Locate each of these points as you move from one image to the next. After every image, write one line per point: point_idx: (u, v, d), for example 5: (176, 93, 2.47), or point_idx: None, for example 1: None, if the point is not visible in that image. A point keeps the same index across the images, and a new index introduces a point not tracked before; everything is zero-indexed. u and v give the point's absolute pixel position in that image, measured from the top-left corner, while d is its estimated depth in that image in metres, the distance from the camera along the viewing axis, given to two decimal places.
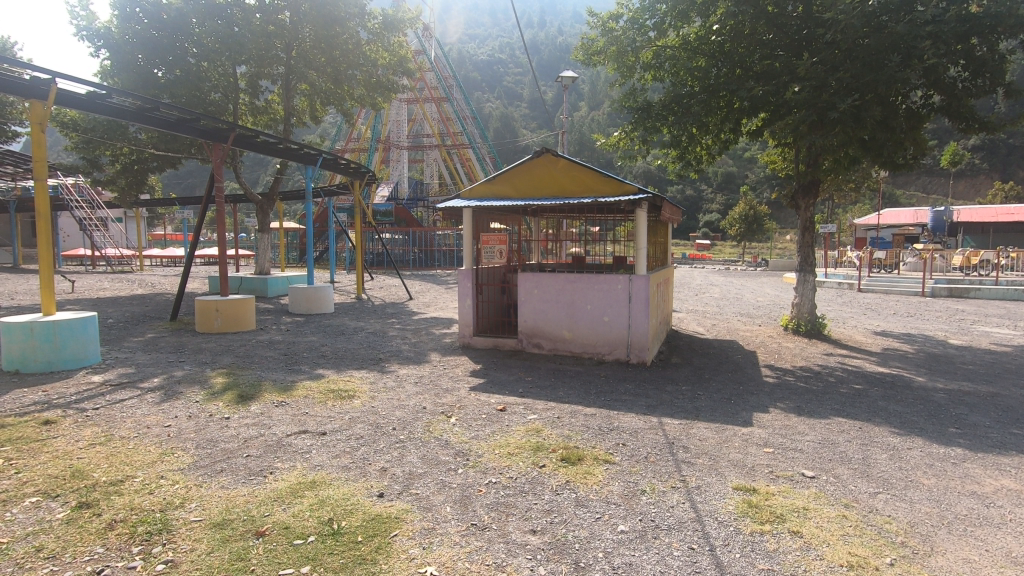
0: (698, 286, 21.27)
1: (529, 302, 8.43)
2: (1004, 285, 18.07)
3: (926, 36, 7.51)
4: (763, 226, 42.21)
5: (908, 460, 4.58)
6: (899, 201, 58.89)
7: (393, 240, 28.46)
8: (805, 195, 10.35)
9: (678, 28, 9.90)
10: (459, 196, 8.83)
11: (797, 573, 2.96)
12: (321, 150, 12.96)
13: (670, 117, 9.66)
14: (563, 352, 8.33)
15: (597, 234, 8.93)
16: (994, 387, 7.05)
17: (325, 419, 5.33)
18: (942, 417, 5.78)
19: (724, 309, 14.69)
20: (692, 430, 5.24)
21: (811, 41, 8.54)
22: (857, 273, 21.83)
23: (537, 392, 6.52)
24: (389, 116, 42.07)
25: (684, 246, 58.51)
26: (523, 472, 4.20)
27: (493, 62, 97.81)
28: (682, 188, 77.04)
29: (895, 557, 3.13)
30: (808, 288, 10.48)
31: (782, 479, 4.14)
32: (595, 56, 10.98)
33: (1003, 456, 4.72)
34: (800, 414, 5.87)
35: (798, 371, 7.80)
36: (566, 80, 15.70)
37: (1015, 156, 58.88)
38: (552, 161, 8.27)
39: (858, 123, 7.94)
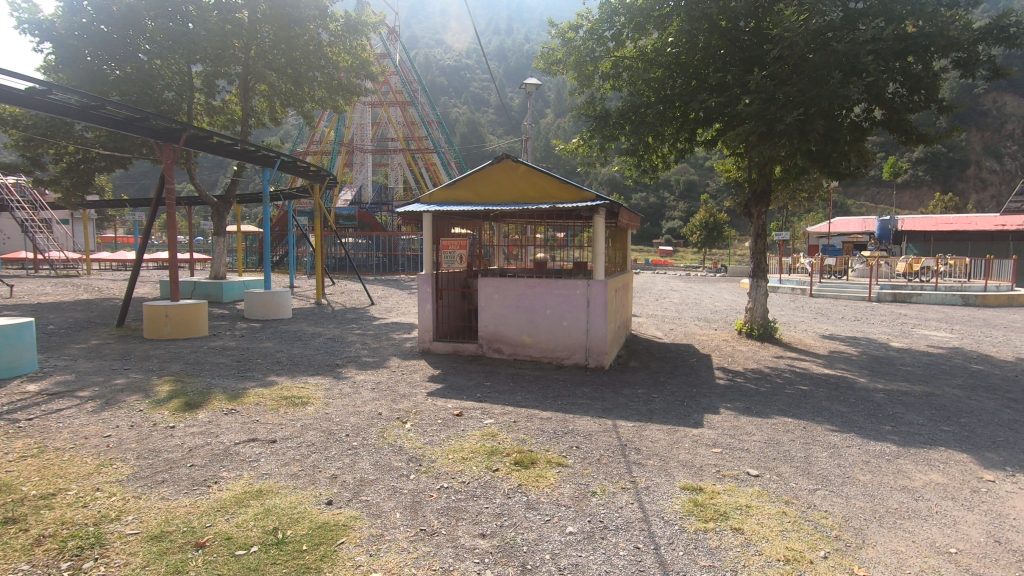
0: (659, 292, 21.68)
1: (489, 307, 8.46)
2: (943, 290, 19.04)
3: (866, 53, 7.83)
4: (724, 234, 43.28)
5: (846, 457, 4.79)
6: (850, 210, 61.26)
7: (356, 245, 28.19)
8: (757, 204, 10.69)
9: (636, 40, 10.13)
10: (420, 200, 8.82)
11: (736, 568, 3.06)
12: (279, 152, 12.61)
13: (627, 126, 9.97)
14: (523, 356, 8.38)
15: (562, 240, 8.90)
16: (929, 387, 7.42)
17: (275, 427, 5.20)
18: (880, 416, 6.06)
19: (682, 314, 15.01)
20: (644, 432, 5.34)
21: (761, 57, 8.92)
22: (809, 279, 22.63)
23: (495, 397, 6.52)
24: (352, 119, 41.50)
25: (649, 252, 59.63)
26: (476, 476, 4.20)
27: (459, 67, 97.88)
28: (645, 195, 78.34)
29: (829, 550, 3.26)
30: (761, 293, 10.83)
31: (728, 478, 4.26)
32: (555, 66, 11.04)
33: (933, 452, 4.98)
34: (748, 415, 6.06)
35: (748, 373, 8.05)
36: (531, 87, 15.69)
37: (955, 169, 62.14)
38: (513, 167, 8.34)
39: (804, 135, 8.26)
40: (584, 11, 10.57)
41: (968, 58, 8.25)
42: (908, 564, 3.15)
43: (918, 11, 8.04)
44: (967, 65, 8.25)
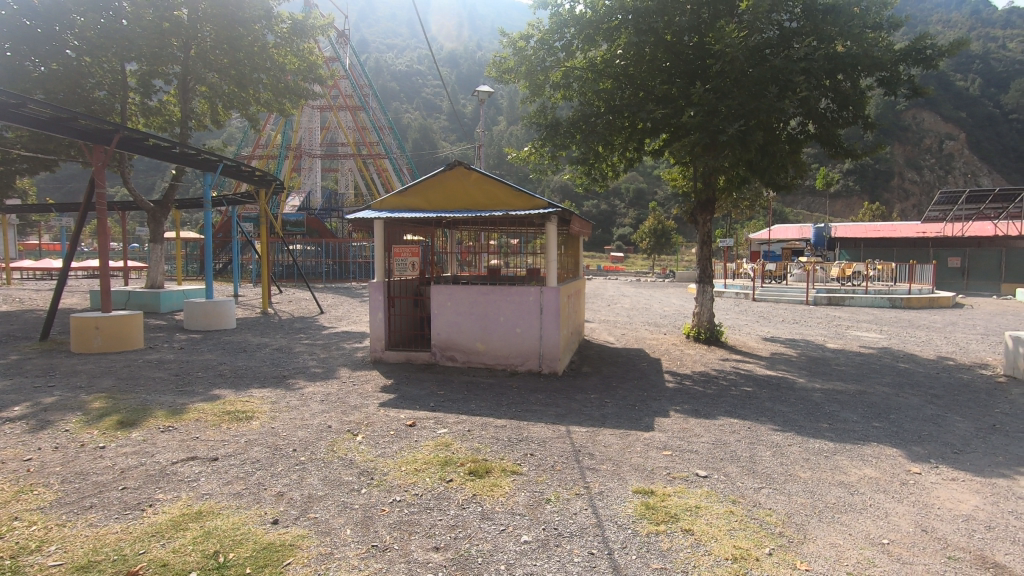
0: (610, 297, 22.08)
1: (441, 315, 8.37)
2: (872, 293, 20.24)
3: (799, 70, 8.27)
4: (671, 240, 44.63)
5: (788, 455, 4.99)
6: (788, 217, 64.43)
7: (305, 252, 27.44)
8: (702, 212, 11.07)
9: (586, 51, 10.29)
10: (370, 207, 8.65)
11: (686, 569, 3.13)
12: (222, 156, 12.09)
13: (577, 135, 10.15)
14: (477, 364, 8.33)
15: (516, 247, 8.90)
16: (861, 385, 7.86)
17: (217, 444, 4.95)
18: (818, 415, 6.36)
19: (633, 319, 15.32)
20: (598, 437, 5.41)
21: (704, 71, 9.28)
22: (751, 284, 23.60)
23: (449, 405, 6.44)
24: (300, 123, 40.37)
25: (601, 257, 60.81)
26: (429, 488, 4.13)
27: (411, 73, 97.22)
28: (596, 202, 79.89)
29: (773, 547, 3.38)
30: (707, 298, 11.20)
31: (678, 480, 4.36)
32: (507, 75, 11.02)
33: (865, 447, 5.27)
34: (696, 417, 6.24)
35: (696, 376, 8.30)
36: (483, 94, 15.71)
37: (880, 180, 66.39)
38: (465, 173, 8.33)
39: (744, 146, 8.63)
40: (535, 21, 10.65)
41: (891, 77, 8.82)
42: (845, 556, 3.30)
43: (846, 32, 8.52)
44: (890, 84, 8.82)
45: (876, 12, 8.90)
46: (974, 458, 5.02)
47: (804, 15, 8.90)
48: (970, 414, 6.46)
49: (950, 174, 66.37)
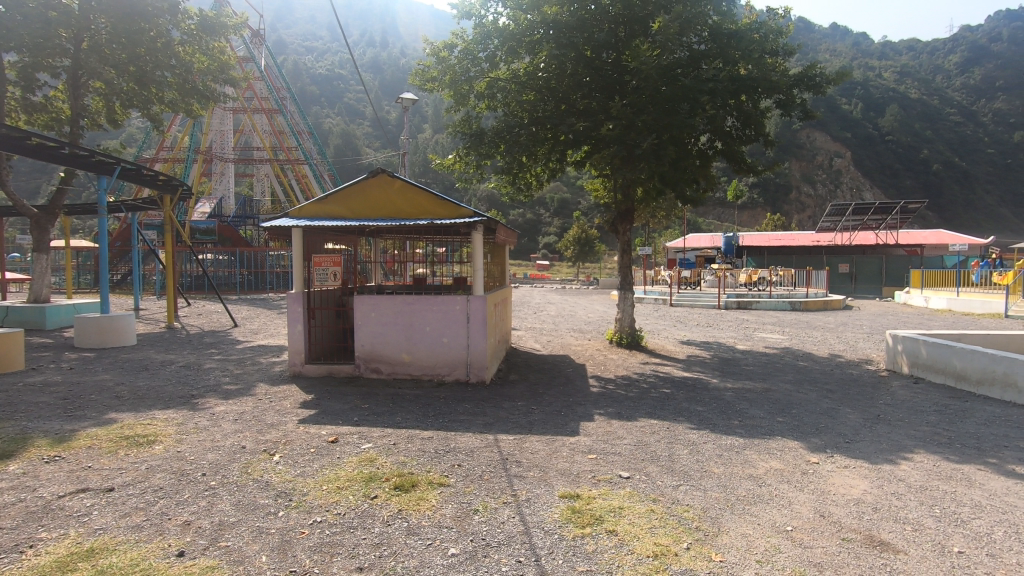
0: (537, 305, 22.43)
1: (365, 326, 8.14)
2: (776, 297, 21.90)
3: (706, 90, 8.84)
4: (595, 248, 46.02)
5: (703, 452, 5.27)
6: (701, 227, 68.37)
7: (216, 262, 25.82)
8: (622, 221, 11.53)
9: (509, 63, 10.45)
10: (287, 215, 8.31)
11: (610, 569, 3.21)
12: (120, 158, 11.12)
13: (501, 146, 10.36)
14: (402, 375, 8.16)
15: (442, 255, 8.90)
16: (767, 383, 8.46)
17: (113, 473, 4.52)
18: (730, 413, 6.77)
19: (558, 326, 15.63)
20: (525, 444, 5.45)
21: (621, 87, 9.71)
22: (669, 290, 24.81)
23: (374, 419, 6.26)
24: (210, 125, 37.95)
25: (527, 266, 61.58)
26: (353, 506, 3.98)
27: (332, 77, 94.50)
28: (523, 211, 81.09)
29: (690, 541, 3.54)
30: (628, 304, 11.64)
31: (602, 482, 4.48)
32: (430, 84, 11.00)
33: (771, 441, 5.67)
34: (619, 419, 6.45)
35: (618, 380, 8.59)
36: (407, 102, 15.52)
37: (781, 193, 72.12)
38: (388, 181, 8.18)
39: (658, 160, 9.09)
40: (458, 31, 10.78)
41: (786, 100, 9.61)
42: (754, 545, 3.52)
43: (747, 56, 9.20)
44: (785, 106, 9.61)
45: (772, 40, 9.70)
46: (863, 446, 5.53)
47: (710, 39, 9.53)
48: (859, 406, 7.11)
49: (839, 189, 73.20)
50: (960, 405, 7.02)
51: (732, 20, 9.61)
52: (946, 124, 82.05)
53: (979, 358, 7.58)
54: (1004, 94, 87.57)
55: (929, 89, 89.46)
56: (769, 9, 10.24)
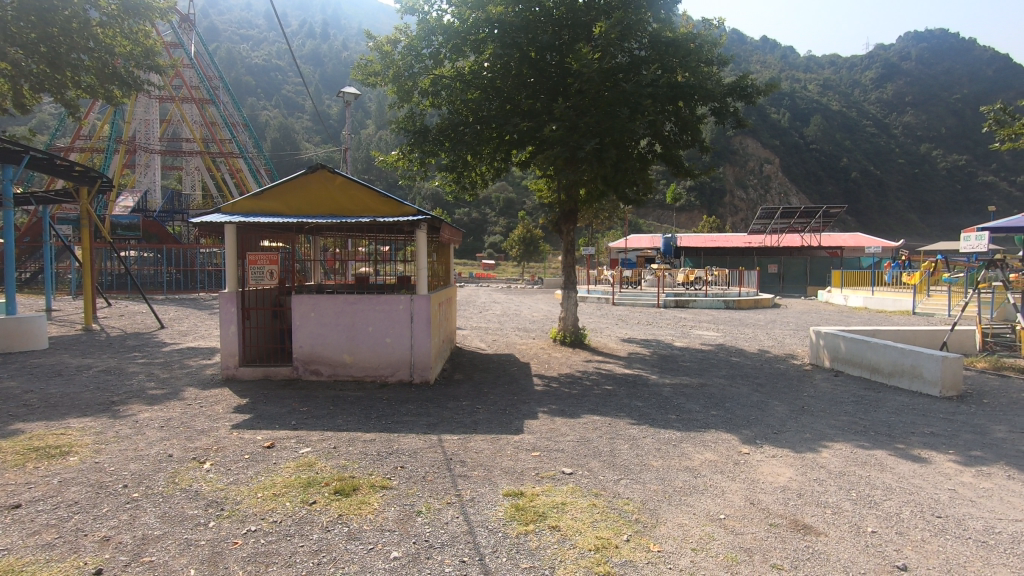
0: (482, 304, 22.43)
1: (304, 326, 7.88)
2: (711, 296, 22.88)
3: (646, 95, 9.12)
4: (539, 248, 46.52)
5: (643, 447, 5.43)
6: (642, 228, 70.36)
7: (141, 259, 24.20)
8: (566, 222, 11.71)
9: (454, 60, 10.38)
10: (220, 210, 7.92)
11: (553, 565, 3.25)
12: (29, 146, 10.22)
13: (446, 144, 10.30)
14: (343, 377, 7.94)
15: (387, 253, 8.62)
16: (702, 378, 8.83)
17: (19, 488, 4.15)
18: (668, 407, 7.02)
19: (503, 325, 15.69)
20: (469, 443, 5.43)
21: (565, 88, 9.84)
22: (611, 289, 25.43)
23: (313, 423, 6.06)
24: (134, 113, 35.55)
25: (473, 265, 61.44)
26: (290, 513, 3.84)
27: (269, 67, 90.79)
28: (468, 211, 80.85)
29: (630, 533, 3.64)
30: (572, 303, 11.83)
31: (546, 479, 4.53)
32: (373, 79, 10.80)
33: (706, 433, 5.92)
34: (562, 417, 6.54)
35: (562, 378, 8.72)
36: (349, 96, 15.10)
37: (715, 196, 75.41)
38: (329, 178, 7.97)
39: (600, 162, 9.29)
40: (402, 26, 10.62)
41: (720, 107, 10.03)
42: (690, 534, 3.66)
43: (685, 64, 9.55)
44: (720, 113, 10.03)
45: (708, 49, 10.10)
46: (788, 436, 5.87)
47: (650, 45, 9.84)
48: (786, 398, 7.54)
49: (768, 193, 77.29)
50: (874, 396, 7.58)
51: (670, 29, 9.95)
52: (863, 135, 88.26)
53: (890, 352, 8.21)
54: (912, 109, 95.21)
55: (848, 102, 95.97)
56: (704, 20, 10.69)
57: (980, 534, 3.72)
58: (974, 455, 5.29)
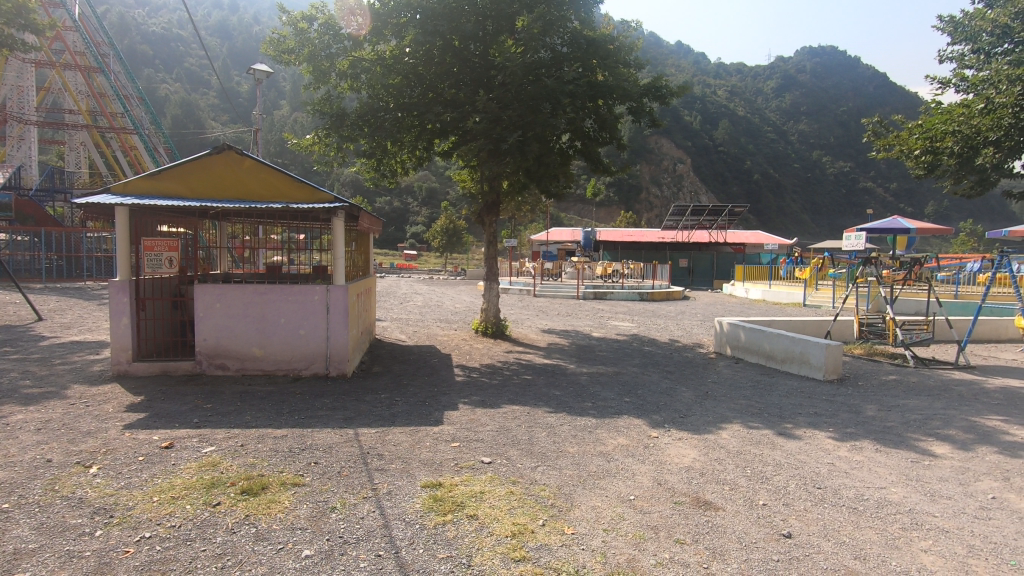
0: (403, 295, 22.02)
1: (208, 318, 7.38)
2: (627, 288, 23.87)
3: (567, 92, 9.28)
4: (462, 239, 46.34)
5: (560, 434, 5.59)
6: (563, 222, 71.89)
7: (13, 243, 21.57)
8: (488, 213, 11.74)
9: (374, 43, 10.06)
10: (110, 190, 7.23)
11: (470, 553, 3.28)
12: None
13: (365, 129, 9.90)
14: (252, 371, 7.53)
15: (302, 242, 8.00)
16: (617, 367, 9.22)
17: None
18: (584, 395, 7.26)
19: (425, 316, 15.51)
20: (387, 436, 5.34)
21: (488, 80, 9.82)
22: (532, 281, 25.84)
23: (218, 420, 5.71)
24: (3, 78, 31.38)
25: (394, 256, 60.12)
26: (191, 516, 3.61)
27: (169, 37, 83.47)
28: (389, 200, 78.93)
29: (546, 518, 3.75)
30: (493, 294, 11.91)
31: (465, 469, 4.55)
32: (287, 56, 10.27)
33: (618, 419, 6.20)
34: (482, 407, 6.59)
35: (482, 369, 8.77)
36: (261, 74, 14.20)
37: (632, 193, 78.57)
38: (237, 160, 7.48)
39: (523, 155, 9.40)
40: (318, 3, 10.15)
41: (637, 107, 10.38)
42: (602, 515, 3.83)
43: (604, 63, 9.82)
44: (636, 113, 10.38)
45: (625, 51, 10.45)
46: (693, 419, 6.28)
47: (571, 43, 10.03)
48: (692, 385, 8.05)
49: (681, 192, 81.54)
50: (768, 381, 8.27)
51: (590, 28, 10.19)
52: (764, 140, 95.19)
53: (783, 340, 8.96)
54: (807, 119, 103.86)
55: (752, 109, 103.11)
56: (623, 21, 11.05)
57: (852, 501, 4.18)
58: (849, 431, 5.92)
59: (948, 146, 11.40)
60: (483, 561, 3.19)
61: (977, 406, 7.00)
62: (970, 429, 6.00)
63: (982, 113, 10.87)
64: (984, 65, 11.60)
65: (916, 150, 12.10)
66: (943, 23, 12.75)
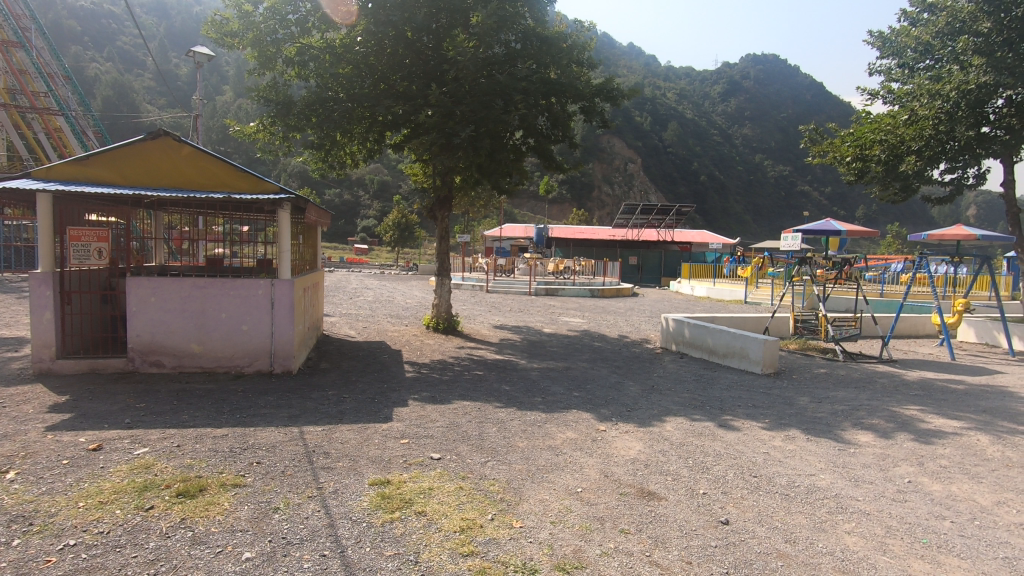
0: (353, 290, 21.56)
1: (142, 312, 7.00)
2: (578, 285, 24.23)
3: (520, 88, 9.29)
4: (414, 234, 45.77)
5: (509, 429, 5.63)
6: (516, 218, 72.19)
7: None
8: (440, 208, 11.63)
9: (323, 31, 9.77)
10: (31, 175, 6.73)
11: (418, 549, 3.26)
12: None
13: (312, 119, 9.62)
14: (190, 369, 7.20)
15: (246, 235, 7.73)
16: (567, 362, 9.37)
17: None
18: (535, 390, 7.34)
19: (375, 312, 15.25)
20: (334, 434, 5.23)
21: (440, 74, 9.73)
22: (485, 277, 25.84)
23: (153, 420, 5.44)
24: None
25: (343, 249, 58.73)
26: (121, 521, 3.42)
27: (100, 13, 78.24)
28: (339, 192, 77.03)
29: (495, 512, 3.77)
30: (445, 290, 11.82)
31: (414, 466, 4.52)
32: (229, 40, 9.82)
33: (567, 413, 6.31)
34: (432, 403, 6.55)
35: (433, 365, 8.71)
36: (202, 57, 13.53)
37: (585, 191, 79.76)
38: (174, 147, 7.10)
39: (475, 151, 9.41)
40: None
41: (589, 107, 10.52)
42: (550, 508, 3.89)
43: (557, 62, 9.88)
44: (588, 112, 10.52)
45: (579, 50, 10.55)
46: (639, 412, 6.46)
47: (525, 40, 10.04)
48: (638, 379, 8.27)
49: (631, 191, 83.39)
50: (711, 375, 8.61)
51: (544, 26, 10.25)
52: (710, 142, 98.57)
53: (724, 336, 9.34)
54: (750, 123, 108.24)
55: (699, 112, 106.60)
56: (576, 21, 11.18)
57: (785, 488, 4.41)
58: (784, 422, 6.23)
59: (876, 153, 12.25)
60: (431, 557, 3.18)
61: (898, 396, 7.53)
62: (891, 418, 6.44)
63: (906, 124, 11.74)
64: (908, 79, 12.47)
65: (847, 157, 12.91)
66: (872, 39, 13.52)
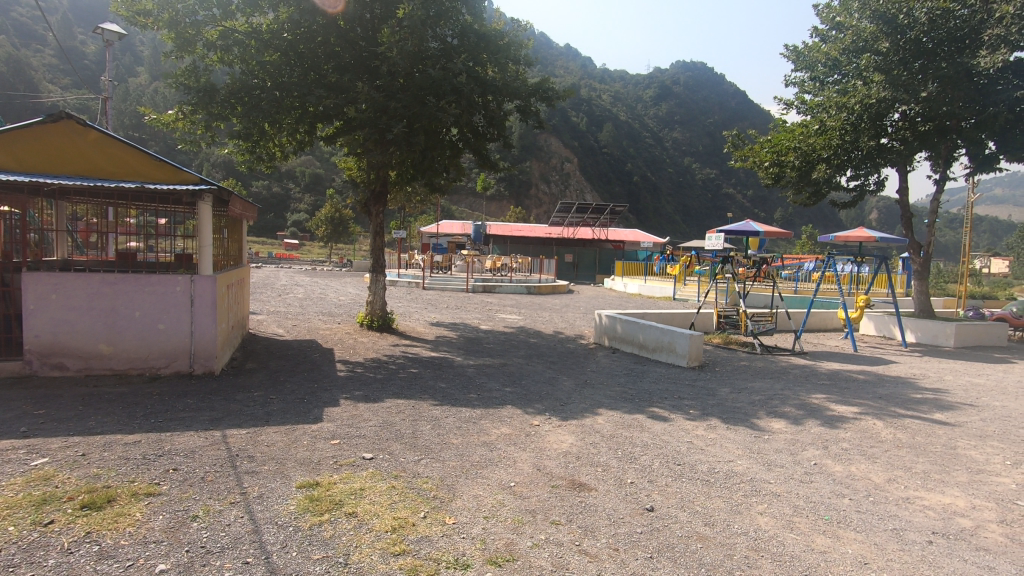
0: (282, 287, 20.66)
1: (41, 311, 6.41)
2: (515, 282, 24.43)
3: (454, 85, 9.20)
4: (349, 230, 44.51)
5: (444, 426, 5.62)
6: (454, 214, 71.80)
7: None
8: (375, 203, 11.36)
9: (248, 15, 9.29)
10: None
11: (348, 551, 3.20)
12: None
13: (238, 107, 9.07)
14: (98, 371, 6.69)
15: (163, 228, 7.05)
16: (503, 359, 9.44)
17: None
18: (470, 387, 7.35)
19: (306, 309, 14.72)
20: (259, 437, 5.02)
21: (372, 66, 9.50)
22: (421, 274, 25.51)
23: (54, 427, 5.01)
24: None
25: (273, 245, 56.20)
26: (15, 538, 3.14)
27: None
28: (268, 184, 73.64)
29: (427, 510, 3.76)
30: (379, 286, 11.57)
31: (345, 467, 4.42)
32: (142, 19, 9.11)
33: (502, 409, 6.35)
34: (364, 402, 6.41)
35: (367, 363, 8.52)
36: (112, 35, 12.51)
37: (523, 189, 80.43)
38: (78, 131, 6.57)
39: (409, 147, 9.31)
40: None
41: (524, 106, 10.56)
42: (483, 504, 3.92)
43: (492, 60, 9.84)
44: (523, 111, 10.56)
45: (516, 48, 10.54)
46: (572, 406, 6.62)
47: (461, 35, 9.94)
48: (572, 374, 8.46)
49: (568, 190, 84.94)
50: (640, 369, 8.94)
51: (481, 22, 10.19)
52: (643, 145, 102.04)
53: (654, 331, 9.71)
54: (680, 127, 112.97)
55: (633, 115, 110.10)
56: (513, 19, 11.18)
57: (705, 474, 4.67)
58: (707, 412, 6.57)
59: (791, 160, 13.21)
60: (361, 558, 3.13)
61: (808, 386, 8.12)
62: (801, 406, 6.95)
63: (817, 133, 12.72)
64: (819, 91, 13.40)
65: (766, 162, 13.80)
66: (788, 51, 14.42)
